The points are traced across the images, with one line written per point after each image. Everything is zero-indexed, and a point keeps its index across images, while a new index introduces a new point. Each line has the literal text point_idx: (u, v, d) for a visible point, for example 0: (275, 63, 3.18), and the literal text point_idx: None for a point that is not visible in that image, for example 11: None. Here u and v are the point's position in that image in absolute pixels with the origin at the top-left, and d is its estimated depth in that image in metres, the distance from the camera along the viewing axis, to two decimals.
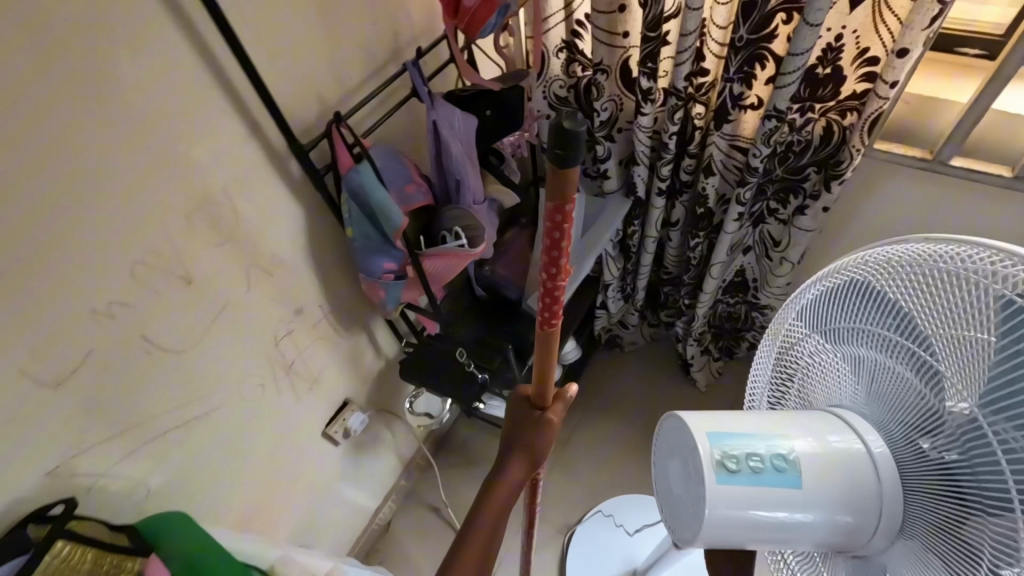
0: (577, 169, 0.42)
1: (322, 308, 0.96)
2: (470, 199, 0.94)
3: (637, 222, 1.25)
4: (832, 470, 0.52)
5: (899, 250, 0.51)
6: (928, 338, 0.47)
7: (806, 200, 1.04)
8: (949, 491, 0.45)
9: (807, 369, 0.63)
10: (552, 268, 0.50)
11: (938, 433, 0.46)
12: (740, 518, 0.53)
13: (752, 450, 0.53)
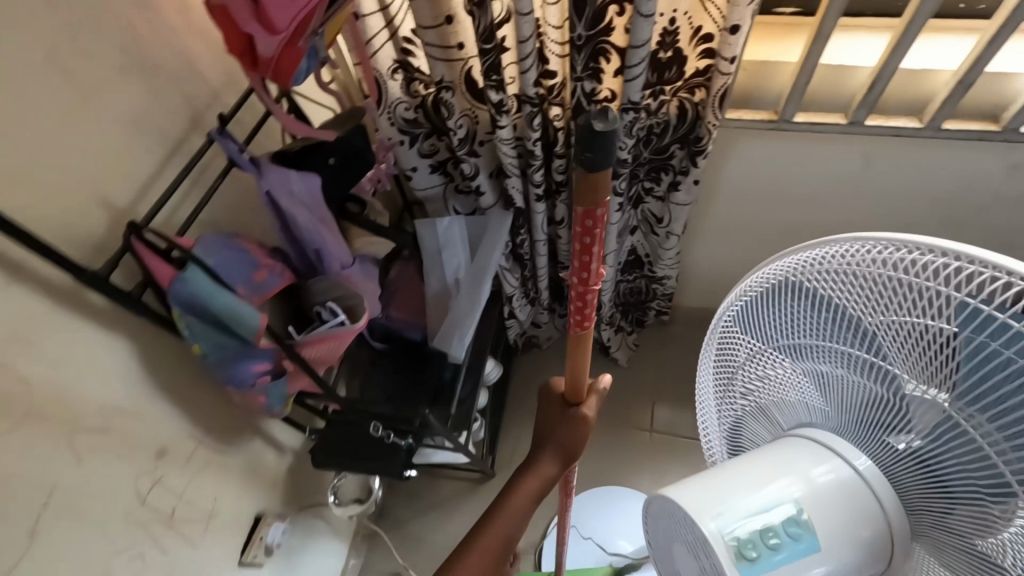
0: (606, 174, 0.44)
1: (194, 435, 0.80)
2: (336, 265, 0.82)
3: (523, 230, 1.20)
4: (833, 505, 0.58)
5: (827, 253, 0.58)
6: (871, 332, 0.55)
7: (676, 176, 1.04)
8: (924, 465, 0.54)
9: (751, 362, 0.70)
10: (584, 267, 0.54)
11: (903, 417, 0.54)
12: None
13: (756, 511, 0.58)
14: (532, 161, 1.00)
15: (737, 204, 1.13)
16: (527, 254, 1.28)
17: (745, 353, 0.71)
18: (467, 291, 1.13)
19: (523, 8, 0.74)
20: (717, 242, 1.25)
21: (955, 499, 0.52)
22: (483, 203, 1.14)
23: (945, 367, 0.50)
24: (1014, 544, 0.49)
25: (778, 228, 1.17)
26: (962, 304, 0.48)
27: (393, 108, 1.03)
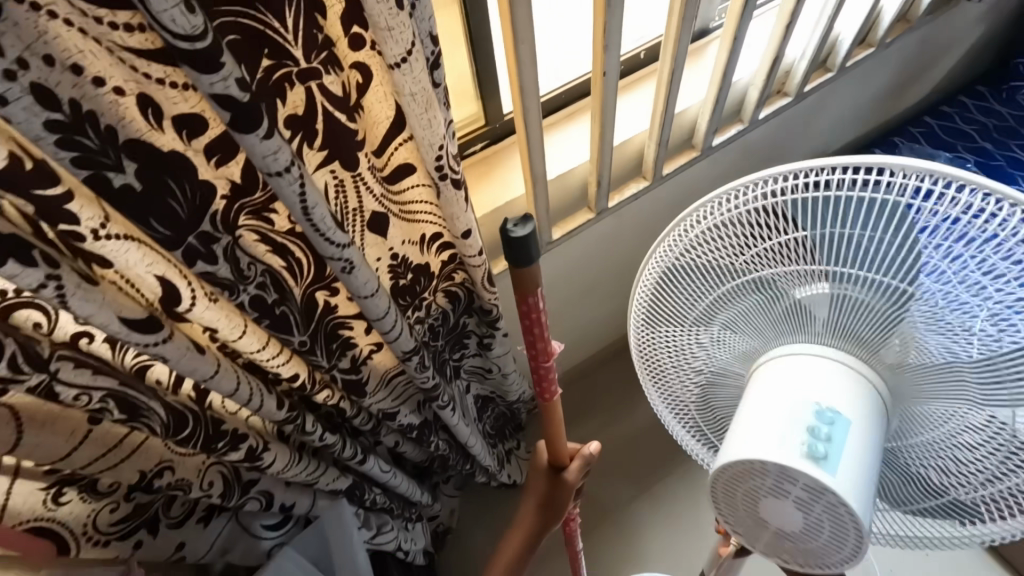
0: (531, 269, 0.40)
1: None
2: None
3: (366, 491, 0.93)
4: (847, 390, 0.46)
5: (652, 257, 0.54)
6: (744, 263, 0.48)
7: (483, 337, 0.91)
8: (903, 325, 0.44)
9: (698, 375, 0.58)
10: (536, 350, 0.48)
11: (840, 296, 0.45)
12: (869, 494, 0.43)
13: (852, 456, 0.43)
14: (331, 448, 0.76)
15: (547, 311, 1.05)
16: (385, 496, 1.02)
17: (678, 370, 0.59)
18: None
19: (203, 376, 0.49)
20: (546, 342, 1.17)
21: (953, 386, 0.44)
22: (303, 512, 0.85)
23: (861, 266, 0.43)
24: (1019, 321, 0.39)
25: (587, 301, 1.14)
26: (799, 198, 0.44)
27: (92, 526, 0.67)
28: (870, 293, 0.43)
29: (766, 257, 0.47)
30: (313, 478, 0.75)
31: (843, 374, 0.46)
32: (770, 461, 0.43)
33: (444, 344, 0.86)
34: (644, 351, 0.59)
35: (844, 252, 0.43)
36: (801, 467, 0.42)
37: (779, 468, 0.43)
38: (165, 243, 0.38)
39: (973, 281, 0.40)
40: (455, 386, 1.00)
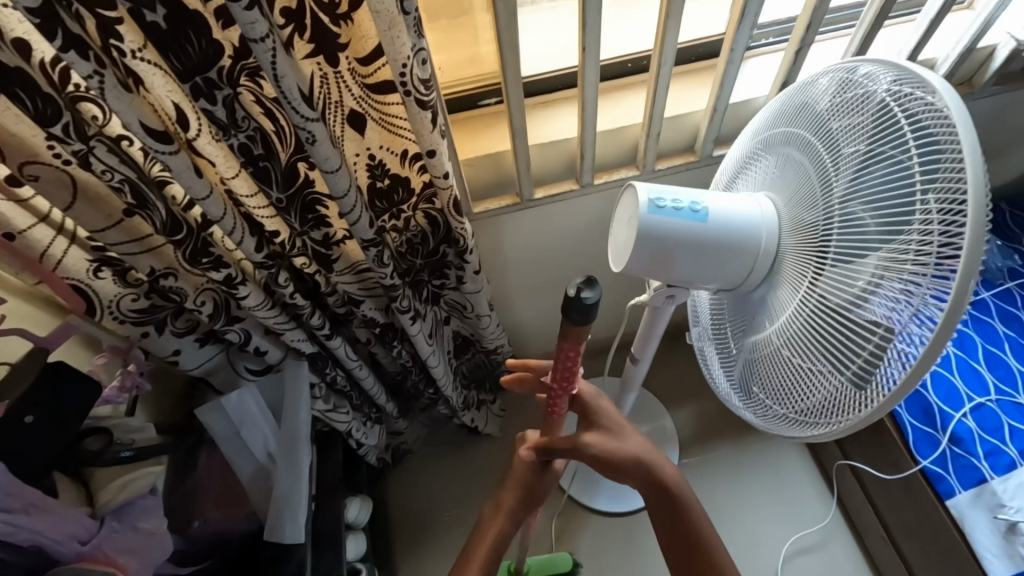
0: (583, 325, 0.53)
1: None
2: (72, 546, 0.66)
3: (330, 368, 1.09)
4: (736, 225, 0.61)
5: (845, 75, 0.59)
6: (837, 143, 0.57)
7: (458, 270, 1.01)
8: (814, 284, 0.56)
9: (749, 170, 0.71)
10: (566, 369, 0.61)
11: (824, 220, 0.56)
12: (662, 244, 0.62)
13: (681, 229, 0.61)
14: (298, 309, 0.91)
15: (530, 270, 1.15)
16: (347, 382, 1.17)
17: (744, 162, 0.72)
18: (285, 462, 1.00)
19: (196, 195, 0.65)
20: (527, 303, 1.26)
21: (799, 320, 0.58)
22: (272, 361, 1.03)
23: (879, 181, 0.52)
24: (856, 357, 0.53)
25: (575, 276, 1.22)
26: (913, 141, 0.50)
27: (114, 307, 0.86)
28: (856, 207, 0.53)
29: (849, 136, 0.55)
30: (282, 329, 0.92)
31: (750, 221, 0.61)
32: (638, 185, 0.63)
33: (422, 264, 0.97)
34: (758, 124, 0.71)
35: (883, 162, 0.52)
36: (644, 194, 0.62)
37: (638, 188, 0.63)
38: (179, 75, 0.55)
39: (895, 281, 0.50)
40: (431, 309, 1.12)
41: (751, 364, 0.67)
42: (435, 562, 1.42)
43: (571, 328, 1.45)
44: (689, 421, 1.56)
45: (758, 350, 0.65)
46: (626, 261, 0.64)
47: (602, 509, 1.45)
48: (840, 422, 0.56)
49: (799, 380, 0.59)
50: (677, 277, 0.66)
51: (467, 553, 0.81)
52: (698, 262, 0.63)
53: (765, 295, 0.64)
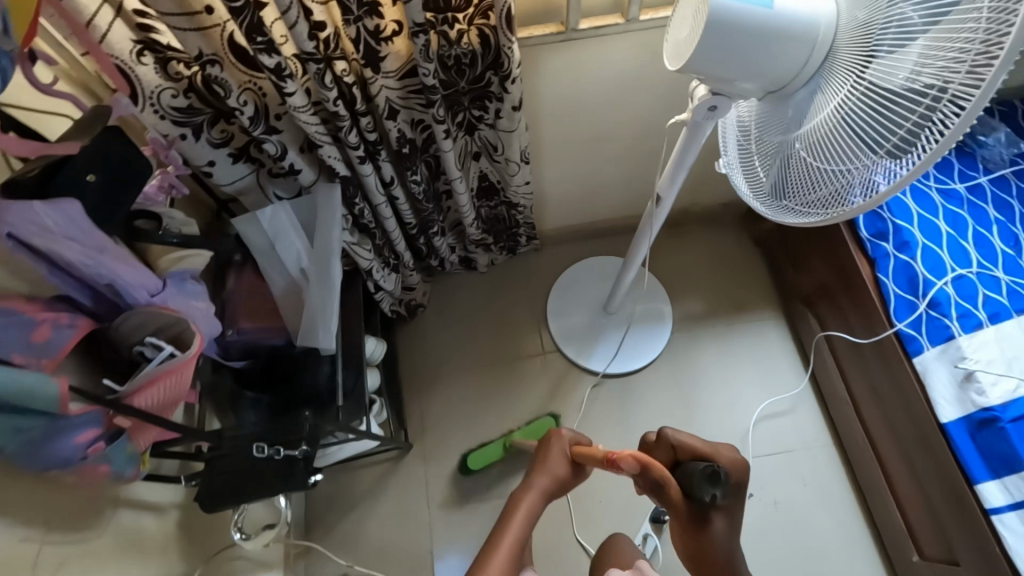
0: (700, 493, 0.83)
1: (32, 539, 0.67)
2: (142, 295, 0.71)
3: (358, 198, 1.12)
4: (805, 14, 0.62)
5: None
6: None
7: (496, 102, 1.06)
8: (864, 80, 0.59)
9: None
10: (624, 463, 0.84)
11: (883, 15, 0.57)
12: (729, 32, 0.63)
13: (748, 18, 0.62)
14: (340, 122, 0.93)
15: (562, 116, 1.20)
16: (372, 220, 1.21)
17: None
18: (317, 278, 1.06)
19: None
20: (551, 158, 1.34)
21: (843, 118, 0.62)
22: (305, 182, 1.05)
23: None
24: (890, 143, 0.57)
25: (596, 133, 1.27)
26: None
27: (155, 98, 0.87)
28: (909, 7, 0.55)
29: None
30: (318, 138, 0.94)
31: (813, 16, 0.62)
32: None
33: (465, 86, 1.02)
34: None
35: None
36: None
37: None
38: None
39: (939, 65, 0.51)
40: (462, 138, 1.18)
41: (792, 166, 0.73)
42: (439, 405, 1.57)
43: (583, 197, 1.53)
44: (684, 301, 1.67)
45: (800, 154, 0.70)
46: (687, 55, 0.67)
47: (596, 370, 1.57)
48: (859, 200, 0.63)
49: (838, 170, 0.65)
50: (730, 77, 0.68)
51: (495, 536, 0.81)
52: (758, 56, 0.65)
53: (807, 98, 0.67)
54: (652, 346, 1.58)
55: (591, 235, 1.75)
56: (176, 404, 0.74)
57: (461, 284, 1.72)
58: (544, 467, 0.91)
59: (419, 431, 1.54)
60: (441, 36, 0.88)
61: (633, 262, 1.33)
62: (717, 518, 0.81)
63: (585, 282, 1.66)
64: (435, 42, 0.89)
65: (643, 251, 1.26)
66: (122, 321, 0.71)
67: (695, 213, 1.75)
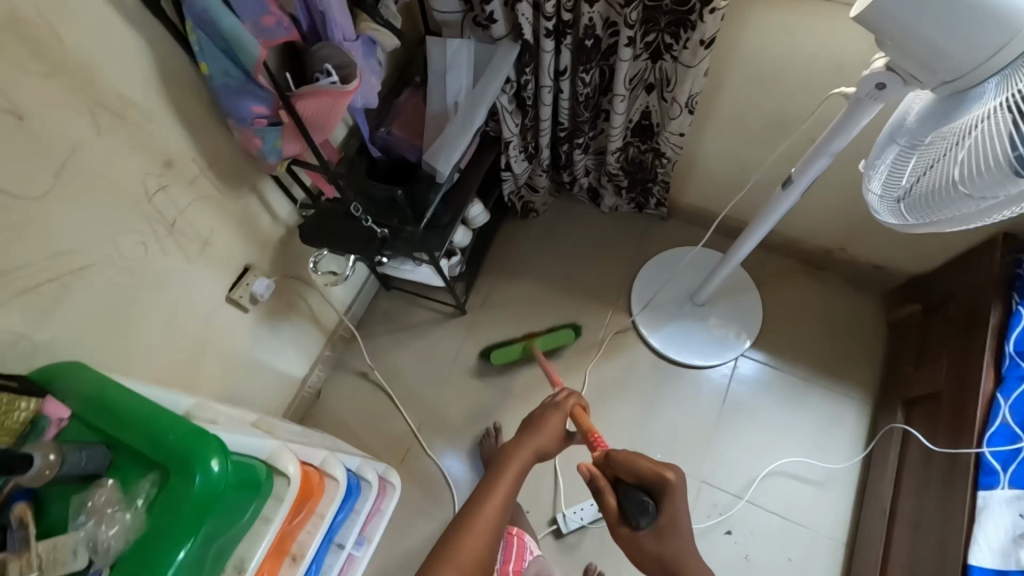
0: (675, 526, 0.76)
1: (198, 163, 0.92)
2: (339, 35, 0.89)
3: (528, 70, 1.23)
4: None
5: None
6: None
7: (688, 32, 1.07)
8: None
9: None
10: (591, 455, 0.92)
11: None
12: None
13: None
14: None
15: (744, 83, 1.19)
16: (531, 99, 1.32)
17: None
18: (463, 115, 1.19)
19: None
20: (716, 126, 1.33)
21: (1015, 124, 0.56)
22: (495, 33, 1.18)
23: None
24: None
25: (772, 120, 1.24)
26: None
27: None
28: None
29: None
30: None
31: None
32: None
33: (668, 4, 1.05)
34: None
35: None
36: None
37: None
38: None
39: None
40: (644, 61, 1.22)
41: (936, 168, 0.67)
42: (505, 297, 1.70)
43: (730, 184, 1.50)
44: (775, 336, 1.59)
45: (949, 157, 0.64)
46: (872, 2, 0.62)
47: (651, 344, 1.59)
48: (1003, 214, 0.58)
49: (987, 180, 0.59)
50: (910, 50, 0.63)
51: (487, 480, 0.88)
52: (939, 30, 0.59)
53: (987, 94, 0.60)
54: (715, 355, 1.55)
55: (719, 230, 1.70)
56: (326, 128, 0.94)
57: (579, 212, 1.80)
58: (534, 430, 0.99)
59: (478, 307, 1.70)
60: None
61: (731, 259, 1.32)
62: (647, 540, 0.77)
63: (688, 265, 1.65)
64: None
65: (746, 247, 1.23)
66: (317, 49, 0.90)
67: (839, 264, 1.61)
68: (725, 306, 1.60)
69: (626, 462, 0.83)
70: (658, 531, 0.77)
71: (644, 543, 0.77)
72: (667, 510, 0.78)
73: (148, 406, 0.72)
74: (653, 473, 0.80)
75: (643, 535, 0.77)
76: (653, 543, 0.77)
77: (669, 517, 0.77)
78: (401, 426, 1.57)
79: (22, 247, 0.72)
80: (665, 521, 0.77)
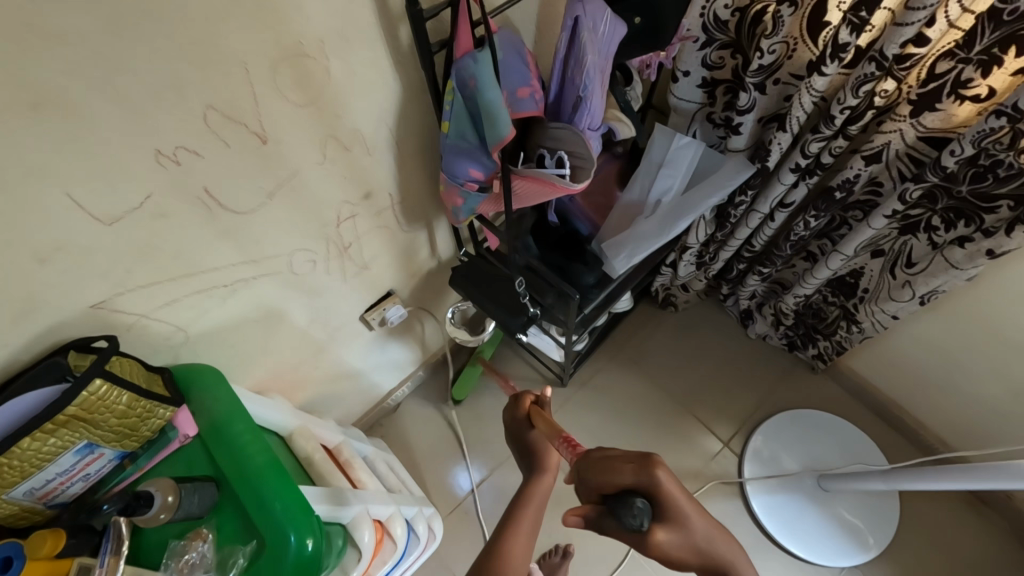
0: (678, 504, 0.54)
1: (391, 198, 0.87)
2: (585, 122, 0.79)
3: (749, 193, 1.08)
4: None
5: None
6: None
7: (974, 231, 0.87)
8: None
9: None
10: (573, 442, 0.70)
11: None
12: None
13: None
14: (822, 126, 0.88)
15: (1006, 298, 0.97)
16: (734, 218, 1.17)
17: None
18: (662, 216, 1.07)
19: None
20: (940, 322, 1.11)
21: None
22: (731, 144, 1.05)
23: None
24: None
25: (1020, 347, 1.02)
26: None
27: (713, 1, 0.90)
28: None
29: None
30: (791, 123, 0.91)
31: None
32: None
33: (962, 194, 0.86)
34: None
35: None
36: None
37: None
38: None
39: None
40: (889, 230, 1.02)
41: None
42: (611, 384, 1.57)
43: (919, 381, 1.27)
44: (904, 564, 1.33)
45: None
46: None
47: (750, 508, 1.39)
48: None
49: None
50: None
51: (503, 544, 0.70)
52: None
53: None
54: (826, 555, 1.33)
55: (877, 412, 1.46)
56: (526, 203, 0.86)
57: (721, 326, 1.62)
58: (532, 458, 0.82)
59: (581, 383, 1.58)
60: (1012, 134, 0.74)
61: (891, 481, 1.11)
62: (662, 537, 0.54)
63: (822, 436, 1.44)
64: (1000, 135, 0.74)
65: (923, 484, 1.01)
66: (554, 127, 0.81)
67: (1013, 511, 1.33)
68: (854, 501, 1.38)
69: (599, 474, 0.58)
70: (667, 522, 0.54)
71: (659, 542, 0.54)
72: (667, 502, 0.54)
73: (258, 459, 0.67)
74: (634, 478, 0.56)
75: (653, 534, 0.54)
76: (673, 537, 0.54)
77: (672, 509, 0.54)
78: (462, 474, 1.49)
79: (213, 255, 0.69)
80: (671, 506, 0.55)
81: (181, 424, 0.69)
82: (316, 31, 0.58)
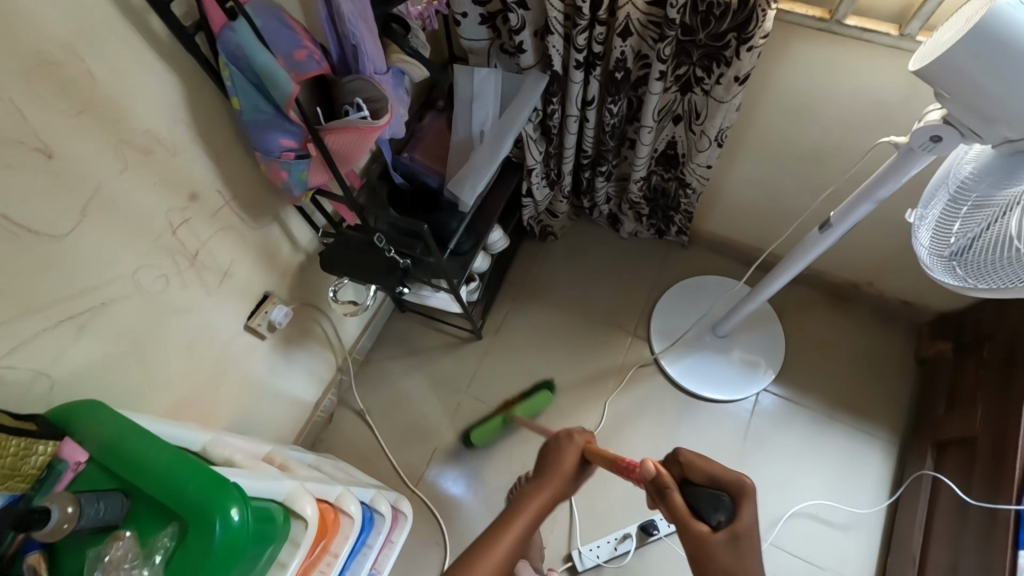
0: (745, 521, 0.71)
1: (221, 195, 0.90)
2: (370, 68, 0.87)
3: (555, 100, 1.21)
4: None
5: None
6: None
7: (723, 68, 1.05)
8: None
9: None
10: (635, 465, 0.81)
11: None
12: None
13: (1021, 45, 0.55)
14: (577, 19, 1.01)
15: (774, 118, 1.17)
16: (556, 128, 1.30)
17: None
18: (489, 142, 1.18)
19: None
20: (744, 157, 1.30)
21: None
22: (523, 63, 1.17)
23: None
24: None
25: (802, 157, 1.22)
26: None
27: None
28: None
29: None
30: (554, 25, 1.04)
31: None
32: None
33: (701, 41, 1.02)
34: None
35: None
36: None
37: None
38: None
39: None
40: (673, 94, 1.19)
41: None
42: (522, 322, 1.67)
43: (755, 217, 1.47)
44: (801, 372, 1.55)
45: None
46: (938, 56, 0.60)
47: (670, 378, 1.55)
48: None
49: None
50: (973, 102, 0.61)
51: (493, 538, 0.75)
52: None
53: None
54: (737, 389, 1.52)
55: (741, 260, 1.67)
56: (351, 160, 0.92)
57: (598, 236, 1.77)
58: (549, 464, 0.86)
59: (496, 331, 1.67)
60: None
61: (757, 297, 1.27)
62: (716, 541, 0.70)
63: (706, 296, 1.62)
64: None
65: (774, 288, 1.18)
66: (347, 81, 0.88)
67: (866, 298, 1.59)
68: (747, 337, 1.57)
69: (696, 460, 0.77)
70: (731, 535, 0.70)
71: (710, 539, 0.70)
72: (743, 512, 0.71)
73: (161, 455, 0.68)
74: (723, 477, 0.74)
75: (713, 532, 0.71)
76: (728, 548, 0.69)
77: (744, 524, 0.70)
78: (415, 452, 1.53)
79: (46, 284, 0.69)
80: (738, 524, 0.71)
81: (67, 454, 0.69)
82: (61, 37, 0.61)
